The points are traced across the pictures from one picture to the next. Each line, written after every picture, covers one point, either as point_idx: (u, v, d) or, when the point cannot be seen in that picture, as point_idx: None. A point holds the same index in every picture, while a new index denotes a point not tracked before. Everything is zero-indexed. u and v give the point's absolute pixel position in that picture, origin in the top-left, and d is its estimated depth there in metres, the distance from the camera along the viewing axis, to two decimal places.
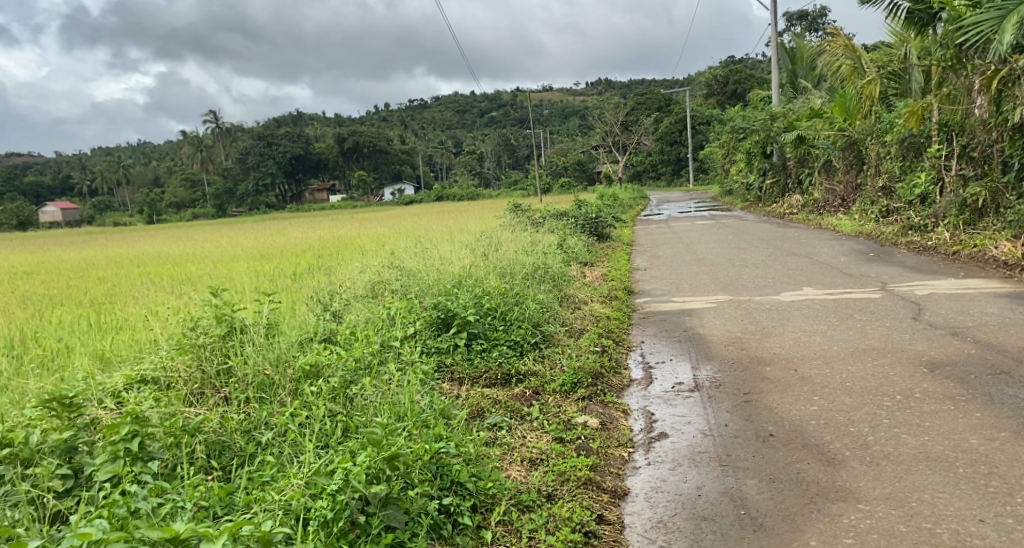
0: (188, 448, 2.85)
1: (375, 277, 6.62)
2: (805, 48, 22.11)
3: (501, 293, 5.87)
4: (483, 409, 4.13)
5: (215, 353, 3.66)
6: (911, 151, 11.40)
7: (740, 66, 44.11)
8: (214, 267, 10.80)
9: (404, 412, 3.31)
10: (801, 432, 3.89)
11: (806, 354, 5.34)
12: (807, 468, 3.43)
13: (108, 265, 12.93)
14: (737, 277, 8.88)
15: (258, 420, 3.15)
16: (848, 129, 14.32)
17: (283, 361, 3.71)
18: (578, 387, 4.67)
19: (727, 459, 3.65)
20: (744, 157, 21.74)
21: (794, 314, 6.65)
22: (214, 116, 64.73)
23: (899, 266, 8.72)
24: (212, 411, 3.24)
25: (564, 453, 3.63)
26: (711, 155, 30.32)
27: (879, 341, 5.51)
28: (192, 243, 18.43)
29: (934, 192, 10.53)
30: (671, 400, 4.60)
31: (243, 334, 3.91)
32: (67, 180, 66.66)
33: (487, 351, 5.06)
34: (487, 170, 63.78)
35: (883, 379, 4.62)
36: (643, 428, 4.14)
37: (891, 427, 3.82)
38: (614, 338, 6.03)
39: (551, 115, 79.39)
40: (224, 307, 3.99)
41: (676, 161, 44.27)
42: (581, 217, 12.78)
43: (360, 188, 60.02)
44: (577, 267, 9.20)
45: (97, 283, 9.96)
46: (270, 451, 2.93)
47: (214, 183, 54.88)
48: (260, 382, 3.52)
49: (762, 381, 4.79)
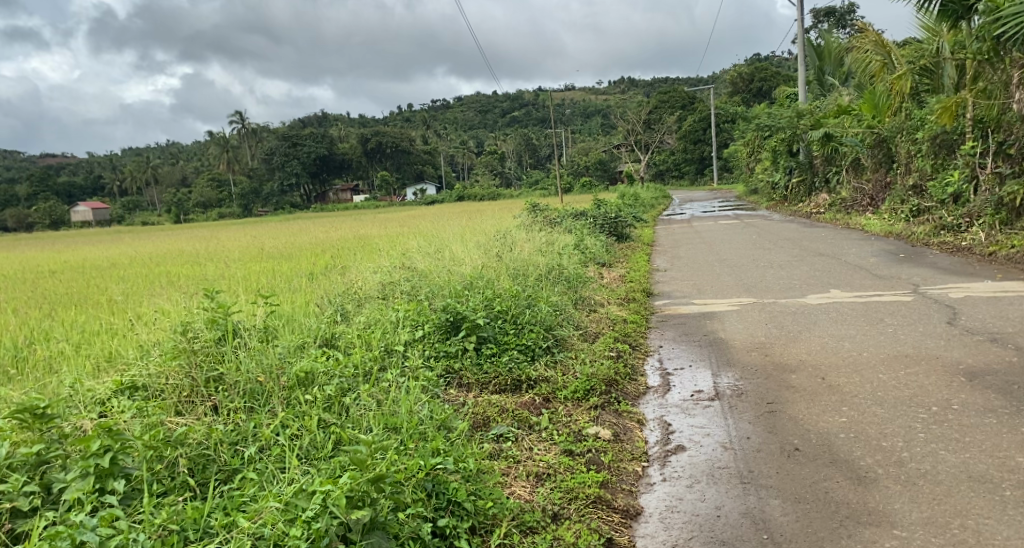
0: (168, 461, 2.67)
1: (385, 278, 6.43)
2: (833, 44, 21.58)
3: (513, 296, 5.65)
4: (489, 419, 3.89)
5: (207, 359, 3.48)
6: (943, 148, 10.95)
7: (765, 64, 43.45)
8: (229, 266, 10.73)
9: (400, 424, 3.10)
10: (829, 446, 3.62)
11: (834, 361, 5.05)
12: (836, 487, 3.17)
13: (127, 265, 12.96)
14: (760, 278, 8.57)
15: (246, 432, 2.98)
16: (877, 126, 13.90)
17: (277, 367, 3.53)
18: (592, 394, 4.44)
19: (749, 475, 3.39)
20: (770, 155, 21.32)
21: (822, 318, 6.35)
22: (240, 117, 65.36)
23: (931, 268, 8.34)
24: (200, 420, 3.06)
25: (573, 468, 3.40)
26: (737, 153, 29.83)
27: (913, 347, 5.20)
28: (214, 242, 18.49)
29: (967, 191, 10.09)
30: (690, 410, 4.34)
31: (237, 339, 3.73)
32: (98, 181, 67.84)
33: (497, 356, 4.84)
34: (508, 170, 63.62)
35: (918, 389, 4.32)
36: (658, 440, 3.90)
37: (928, 442, 3.53)
38: (631, 343, 5.79)
39: (573, 115, 79.01)
40: (219, 310, 3.81)
41: (700, 160, 43.72)
42: (601, 217, 12.53)
43: (383, 188, 60.23)
44: (594, 268, 8.96)
45: (115, 282, 9.96)
46: (254, 467, 2.74)
47: (240, 184, 55.40)
48: (252, 390, 3.33)
49: (787, 390, 4.51)
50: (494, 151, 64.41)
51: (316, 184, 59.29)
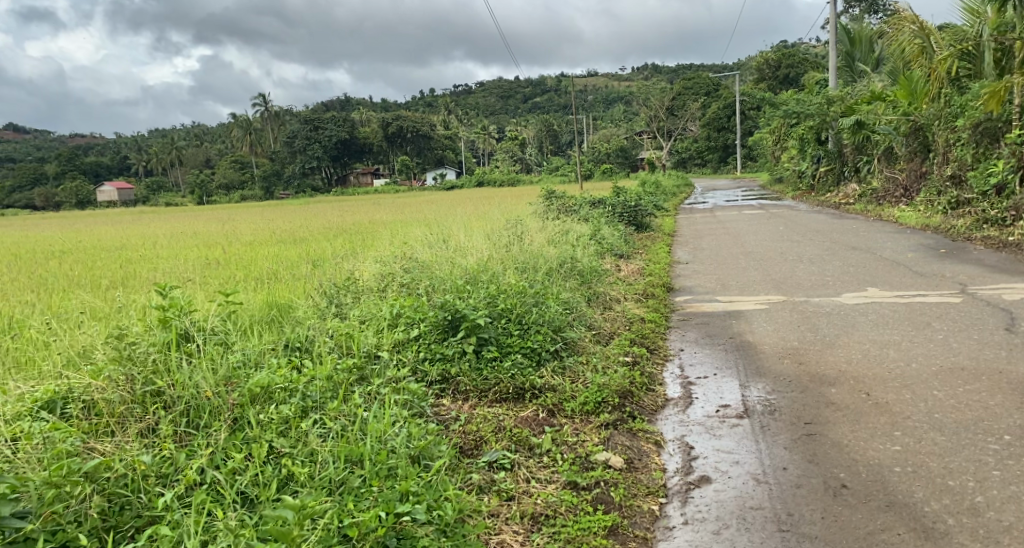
0: (72, 504, 2.16)
1: (384, 269, 5.90)
2: (865, 29, 20.70)
3: (519, 292, 5.06)
4: (482, 440, 3.34)
5: (152, 369, 2.91)
6: (986, 137, 10.16)
7: (793, 49, 42.08)
8: (231, 251, 10.24)
9: (365, 455, 2.57)
10: (883, 484, 3.05)
11: (879, 372, 4.45)
12: (897, 543, 2.66)
13: (132, 246, 12.53)
14: (789, 274, 7.92)
15: (178, 462, 2.45)
16: (914, 113, 12.95)
17: (233, 378, 2.97)
18: (603, 409, 3.88)
19: (789, 520, 2.85)
20: (798, 143, 20.46)
21: (861, 320, 5.73)
22: (261, 99, 65.02)
23: (976, 265, 7.66)
24: (128, 445, 2.51)
25: (577, 508, 2.89)
26: (762, 140, 28.90)
27: (971, 359, 4.57)
28: (230, 224, 18.16)
29: (1013, 182, 9.31)
30: (715, 429, 3.77)
31: (190, 342, 3.16)
32: (123, 161, 68.15)
33: (498, 360, 4.30)
34: (528, 156, 62.63)
35: (984, 412, 3.72)
36: (679, 469, 3.33)
37: (1007, 484, 2.97)
38: (649, 345, 5.21)
39: (594, 101, 77.71)
40: (171, 308, 3.23)
41: (724, 148, 42.10)
42: (620, 205, 11.88)
43: (402, 173, 59.47)
44: (611, 260, 8.38)
45: (114, 265, 9.54)
46: (174, 515, 2.21)
47: (261, 167, 55.30)
48: (196, 407, 2.78)
49: (827, 408, 3.91)
50: (515, 137, 63.52)
51: (335, 167, 58.84)
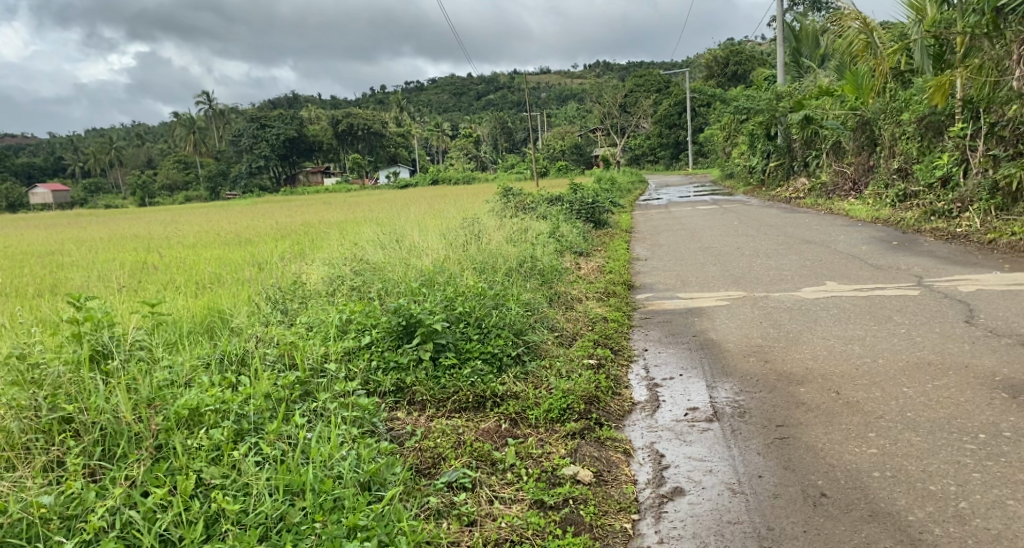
0: None
1: (333, 272, 5.57)
2: (810, 27, 21.00)
3: (479, 295, 4.79)
4: (441, 458, 3.09)
5: (62, 393, 2.61)
6: (931, 130, 10.31)
7: (741, 47, 42.69)
8: (171, 254, 9.69)
9: (308, 486, 2.36)
10: (863, 491, 2.90)
11: (847, 370, 4.33)
12: None
13: (66, 251, 11.82)
14: (747, 269, 7.84)
15: (87, 502, 2.19)
16: (860, 108, 13.17)
17: (156, 400, 2.68)
18: (568, 416, 3.66)
19: (769, 535, 2.68)
20: (748, 138, 20.64)
21: (823, 315, 5.65)
22: (206, 97, 63.15)
23: (928, 257, 7.71)
24: (29, 484, 2.24)
25: (545, 531, 2.68)
26: (714, 138, 29.22)
27: (937, 354, 4.50)
28: (174, 226, 17.40)
29: (957, 174, 9.47)
30: (685, 435, 3.59)
31: (109, 361, 2.85)
32: (60, 162, 65.38)
33: (457, 368, 4.03)
34: (482, 153, 62.25)
35: (956, 409, 3.62)
36: (650, 479, 3.14)
37: (989, 487, 2.86)
38: (613, 346, 5.01)
39: (547, 99, 77.86)
40: (86, 322, 2.90)
41: (675, 144, 42.57)
42: (577, 202, 11.70)
43: (354, 171, 58.42)
44: (570, 258, 8.18)
45: (45, 271, 8.93)
46: None
47: (207, 167, 53.61)
48: (114, 432, 2.50)
49: (798, 410, 3.76)
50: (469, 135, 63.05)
51: (285, 166, 57.49)
